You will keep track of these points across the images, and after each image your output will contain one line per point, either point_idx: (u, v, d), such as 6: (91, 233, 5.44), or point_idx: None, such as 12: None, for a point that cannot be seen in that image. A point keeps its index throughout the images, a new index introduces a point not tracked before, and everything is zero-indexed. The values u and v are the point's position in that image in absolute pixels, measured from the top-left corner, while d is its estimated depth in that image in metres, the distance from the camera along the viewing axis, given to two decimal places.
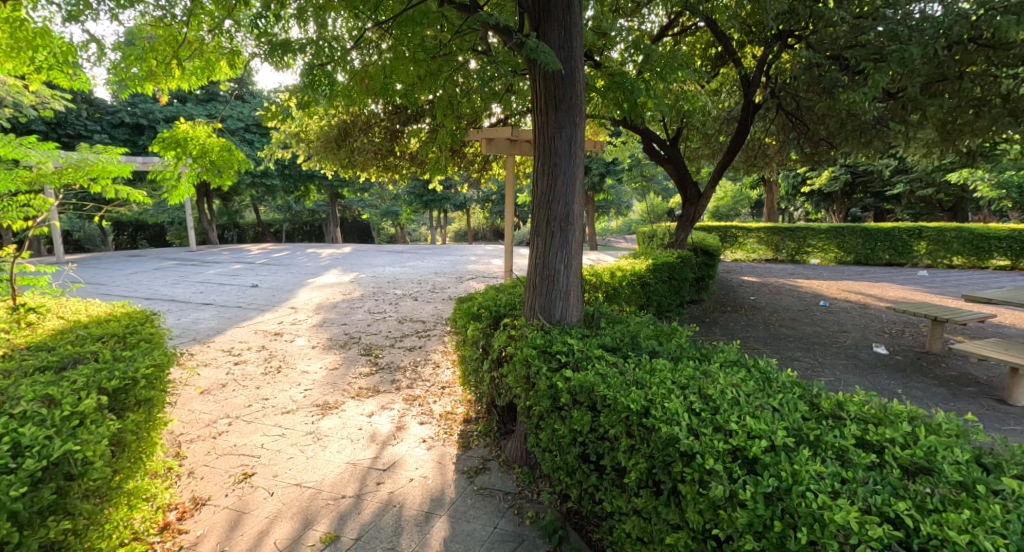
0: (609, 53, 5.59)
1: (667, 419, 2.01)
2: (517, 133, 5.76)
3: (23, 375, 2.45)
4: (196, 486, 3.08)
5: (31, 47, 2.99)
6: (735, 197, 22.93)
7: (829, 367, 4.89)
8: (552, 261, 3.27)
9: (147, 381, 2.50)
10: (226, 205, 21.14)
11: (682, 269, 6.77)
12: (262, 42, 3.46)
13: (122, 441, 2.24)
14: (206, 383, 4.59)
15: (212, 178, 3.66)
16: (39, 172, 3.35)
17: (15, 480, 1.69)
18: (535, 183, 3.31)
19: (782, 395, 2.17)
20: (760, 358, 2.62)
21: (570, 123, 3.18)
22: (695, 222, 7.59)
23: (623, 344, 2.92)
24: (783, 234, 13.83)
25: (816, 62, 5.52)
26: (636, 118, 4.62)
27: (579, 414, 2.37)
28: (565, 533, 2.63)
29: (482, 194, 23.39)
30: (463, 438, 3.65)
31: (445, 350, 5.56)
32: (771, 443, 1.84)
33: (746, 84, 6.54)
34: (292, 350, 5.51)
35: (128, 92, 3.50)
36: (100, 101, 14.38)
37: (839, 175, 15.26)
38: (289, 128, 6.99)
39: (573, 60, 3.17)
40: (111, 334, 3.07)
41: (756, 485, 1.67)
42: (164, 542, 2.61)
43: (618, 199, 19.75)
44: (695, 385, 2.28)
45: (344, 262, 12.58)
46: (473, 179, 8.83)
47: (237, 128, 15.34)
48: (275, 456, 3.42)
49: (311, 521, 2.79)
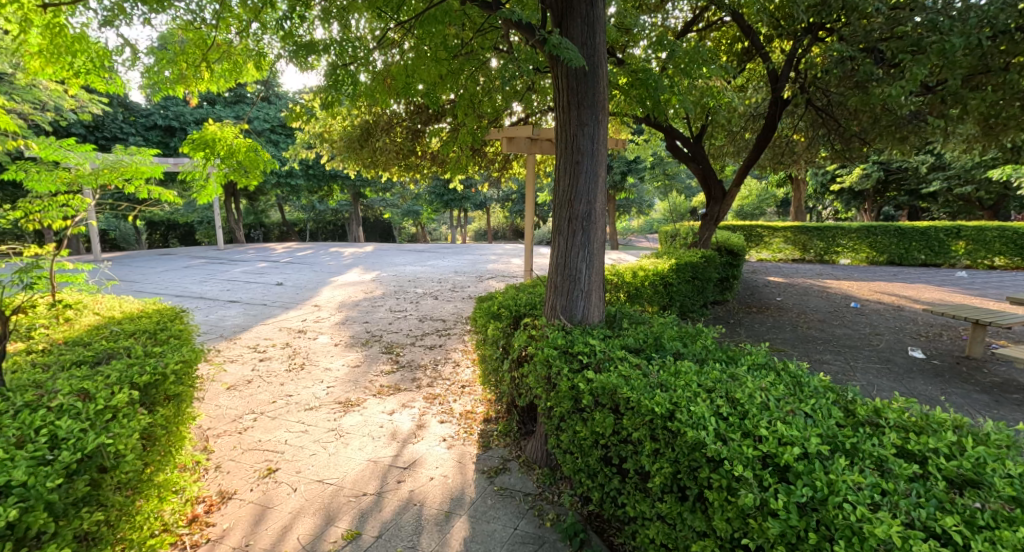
0: (632, 51, 5.54)
1: (693, 424, 1.95)
2: (537, 132, 5.70)
3: (59, 370, 2.51)
4: (222, 480, 3.12)
5: (69, 53, 3.06)
6: (760, 196, 22.49)
7: (861, 372, 4.74)
8: (574, 260, 3.23)
9: (176, 377, 2.54)
10: (252, 206, 21.57)
11: (705, 269, 6.64)
12: (288, 43, 3.51)
13: (153, 434, 2.27)
14: (232, 379, 4.67)
15: (239, 179, 3.72)
16: (78, 173, 3.39)
17: (51, 471, 1.71)
18: (557, 182, 3.27)
19: (814, 400, 2.09)
20: (790, 360, 2.54)
21: (593, 121, 3.13)
22: (719, 222, 7.43)
23: (646, 346, 2.86)
24: (811, 234, 13.49)
25: (849, 55, 5.32)
26: (659, 116, 4.54)
27: (602, 416, 2.32)
28: (587, 536, 2.59)
29: (502, 194, 23.37)
30: (483, 438, 3.62)
31: (465, 349, 5.55)
32: (804, 451, 1.77)
33: (774, 80, 6.37)
34: (315, 348, 5.57)
35: (160, 96, 3.57)
36: (134, 105, 14.80)
37: (870, 172, 14.83)
38: (313, 129, 7.07)
39: (596, 57, 3.12)
40: (142, 329, 3.14)
41: (789, 495, 1.61)
42: (192, 535, 2.65)
43: (640, 198, 19.54)
44: (723, 389, 2.21)
45: (367, 260, 12.65)
46: (493, 179, 8.82)
47: (263, 129, 15.63)
48: (299, 452, 3.45)
49: (332, 517, 2.80)
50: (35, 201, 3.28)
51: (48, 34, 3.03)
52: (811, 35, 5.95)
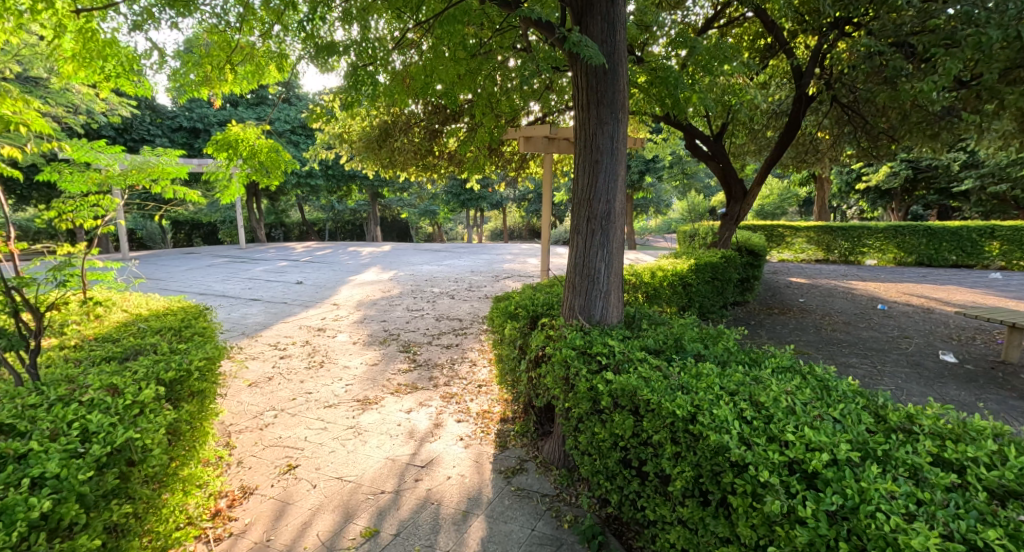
0: (651, 48, 5.46)
1: (716, 427, 1.91)
2: (555, 130, 5.68)
3: (90, 365, 2.58)
4: (244, 475, 3.16)
5: (101, 57, 3.13)
6: (782, 195, 22.10)
7: (889, 376, 4.63)
8: (592, 260, 3.20)
9: (200, 373, 2.58)
10: (273, 206, 21.88)
11: (726, 269, 6.54)
12: (309, 44, 3.54)
13: (178, 429, 2.31)
14: (254, 376, 4.73)
15: (261, 179, 3.75)
16: (108, 173, 3.43)
17: (83, 464, 1.73)
18: (576, 181, 3.24)
19: (843, 405, 2.04)
20: (816, 364, 2.47)
21: (613, 119, 3.09)
22: (740, 221, 7.31)
23: (666, 347, 2.82)
24: (835, 233, 13.23)
25: (878, 50, 5.17)
26: (679, 114, 4.48)
27: (621, 418, 2.29)
28: (605, 539, 2.55)
29: (519, 194, 23.35)
30: (500, 437, 3.61)
31: (482, 349, 5.53)
32: (832, 457, 1.72)
33: (798, 76, 6.25)
34: (334, 346, 5.62)
35: (186, 98, 3.63)
36: (161, 107, 15.14)
37: (898, 170, 14.43)
38: (332, 130, 7.14)
39: (616, 54, 3.09)
40: (168, 327, 3.18)
41: (818, 502, 1.57)
42: (215, 528, 2.69)
43: (658, 197, 19.34)
44: (746, 391, 2.17)
45: (385, 259, 12.73)
46: (510, 178, 8.80)
47: (284, 130, 15.87)
48: (318, 449, 3.48)
49: (351, 515, 2.81)
50: (67, 202, 3.35)
51: (80, 39, 3.09)
52: (837, 31, 5.83)
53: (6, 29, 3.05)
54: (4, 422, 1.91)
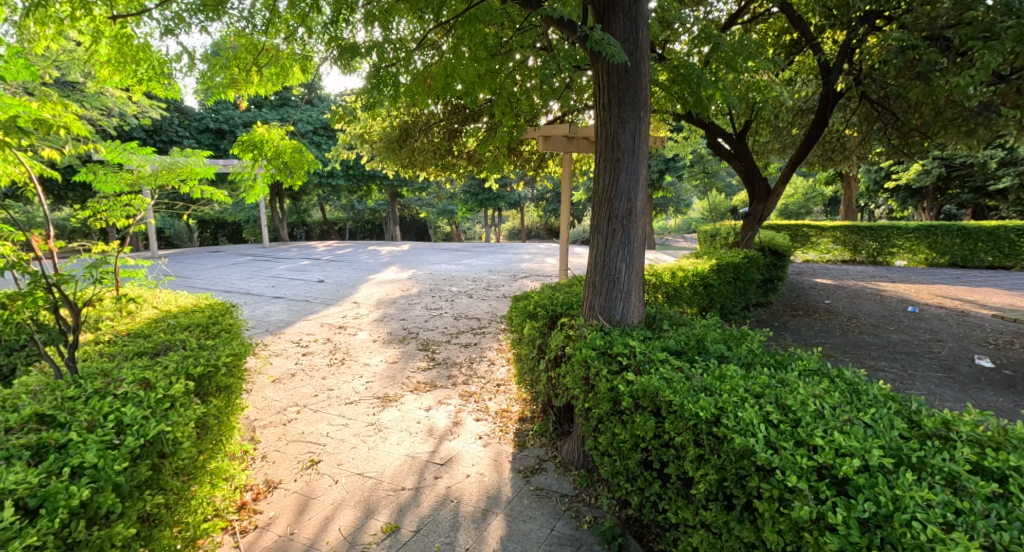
0: (672, 46, 5.43)
1: (741, 430, 1.88)
2: (575, 129, 5.64)
3: (123, 359, 2.65)
4: (268, 470, 3.21)
5: (135, 62, 3.22)
6: (806, 194, 21.64)
7: (921, 381, 4.50)
8: (613, 260, 3.17)
9: (227, 369, 2.62)
10: (295, 205, 22.22)
11: (748, 269, 6.43)
12: (332, 46, 3.57)
13: (207, 423, 2.36)
14: (277, 372, 4.81)
15: (284, 179, 3.81)
16: (140, 174, 3.50)
17: (118, 455, 1.76)
18: (597, 180, 3.21)
19: (875, 409, 1.98)
20: (845, 367, 2.40)
21: (635, 117, 3.06)
22: (763, 221, 7.18)
23: (689, 348, 2.78)
24: (863, 234, 12.91)
25: (911, 44, 5.02)
26: (702, 112, 4.41)
27: (642, 420, 2.27)
28: (625, 541, 2.54)
29: (537, 193, 23.36)
30: (519, 437, 3.61)
31: (500, 349, 5.53)
32: (864, 463, 1.68)
33: (825, 72, 6.11)
34: (355, 344, 5.68)
35: (213, 100, 3.69)
36: (189, 109, 15.51)
37: (929, 168, 14.01)
38: (354, 130, 7.21)
39: (638, 52, 3.05)
40: (196, 323, 3.25)
41: (850, 510, 1.53)
42: (240, 521, 2.73)
43: (678, 196, 19.14)
44: (772, 394, 2.12)
45: (405, 259, 12.81)
46: (529, 177, 8.78)
47: (307, 131, 16.10)
48: (340, 444, 3.52)
49: (372, 511, 2.83)
50: (101, 201, 3.43)
51: (115, 45, 3.17)
52: (867, 24, 5.70)
53: (46, 37, 3.14)
54: (45, 413, 1.97)
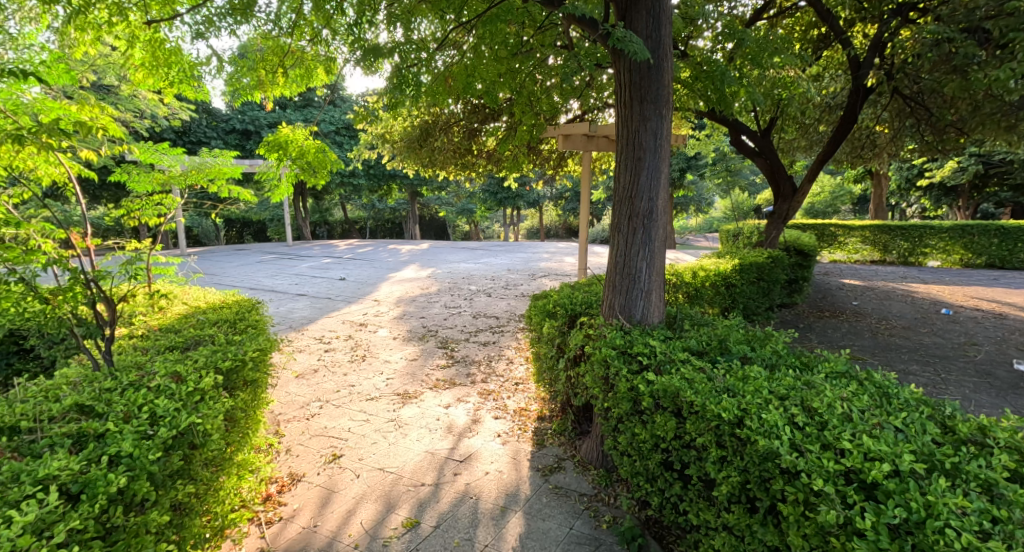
0: (694, 42, 5.36)
1: (766, 432, 1.85)
2: (595, 128, 5.58)
3: (156, 353, 2.73)
4: (292, 463, 3.28)
5: (166, 66, 3.30)
6: (834, 193, 21.05)
7: (955, 385, 4.38)
8: (633, 259, 3.15)
9: (254, 363, 2.69)
10: (318, 205, 22.52)
11: (772, 269, 6.33)
12: (355, 47, 3.61)
13: (234, 416, 2.42)
14: (301, 368, 4.90)
15: (308, 179, 3.86)
16: (171, 174, 3.58)
17: (152, 445, 1.82)
18: (617, 178, 3.19)
19: (906, 414, 1.93)
20: (875, 370, 2.34)
21: (657, 115, 3.03)
22: (788, 220, 7.05)
23: (711, 349, 2.74)
24: (894, 233, 12.59)
25: (949, 36, 4.87)
26: (726, 109, 4.34)
27: (663, 420, 2.26)
28: (645, 541, 2.52)
29: (556, 192, 23.34)
30: (538, 435, 3.62)
31: (519, 347, 5.53)
32: (894, 469, 1.64)
33: (855, 66, 5.94)
34: (375, 341, 5.75)
35: (240, 101, 3.77)
36: (217, 111, 15.88)
37: (966, 165, 13.53)
38: (375, 130, 7.29)
39: (661, 50, 3.03)
40: (224, 319, 3.33)
41: (879, 515, 1.50)
42: (266, 512, 2.80)
43: (699, 195, 18.87)
44: (798, 396, 2.09)
45: (425, 257, 12.91)
46: (548, 176, 8.77)
47: (330, 131, 16.31)
48: (361, 440, 3.57)
49: (392, 505, 2.87)
50: (134, 200, 3.51)
51: (149, 50, 3.26)
52: (900, 18, 5.55)
53: (84, 43, 3.23)
54: (85, 403, 2.05)
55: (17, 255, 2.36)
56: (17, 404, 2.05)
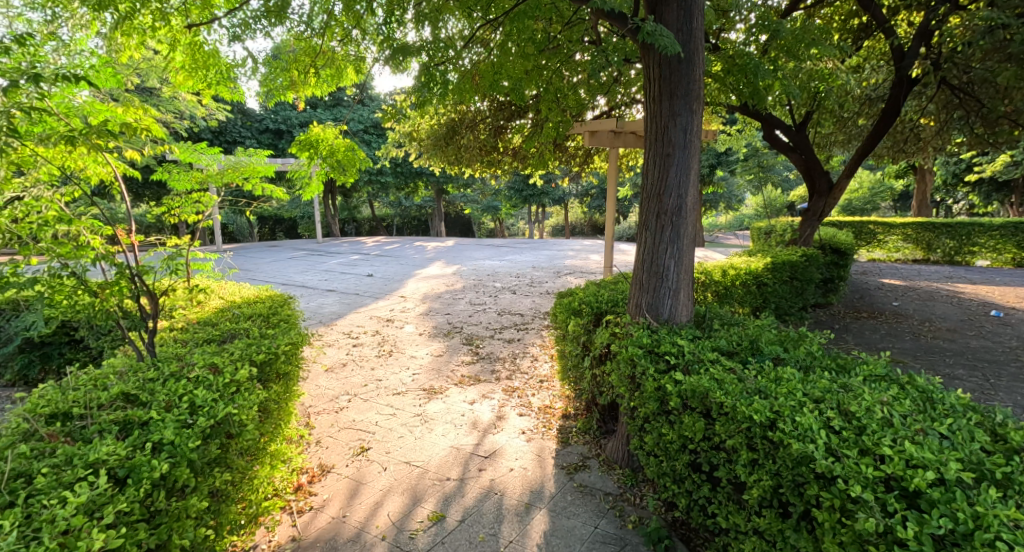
0: (726, 35, 5.24)
1: (799, 435, 1.81)
2: (622, 124, 5.53)
3: (194, 346, 2.82)
4: (322, 454, 3.35)
5: (204, 68, 3.39)
6: (874, 189, 20.22)
7: (1005, 391, 4.19)
8: (661, 257, 3.11)
9: (286, 357, 2.75)
10: (347, 202, 22.89)
11: (806, 268, 6.16)
12: (385, 47, 3.65)
13: (268, 408, 2.49)
14: (330, 362, 4.99)
15: (338, 177, 3.92)
16: (208, 173, 3.67)
17: (192, 434, 1.88)
18: (645, 174, 3.15)
19: (951, 420, 1.86)
20: (917, 374, 2.26)
21: (687, 110, 2.98)
22: (823, 217, 6.84)
23: (741, 349, 2.68)
24: (939, 231, 12.13)
25: (1002, 23, 4.63)
26: (759, 103, 4.24)
27: (691, 421, 2.22)
28: (672, 543, 2.49)
29: (582, 189, 23.23)
30: (563, 433, 3.61)
31: (544, 345, 5.53)
32: (939, 477, 1.58)
33: (898, 58, 5.78)
34: (402, 337, 5.81)
35: (273, 101, 3.86)
36: (251, 111, 16.30)
37: (1018, 160, 12.91)
38: (403, 128, 7.36)
39: (692, 43, 2.97)
40: (257, 313, 3.42)
41: (922, 525, 1.45)
42: (297, 502, 2.86)
43: (729, 192, 18.51)
44: (834, 399, 2.03)
45: (450, 254, 12.98)
46: (574, 174, 8.72)
47: (359, 129, 16.56)
48: (388, 433, 3.62)
49: (419, 498, 2.90)
50: (174, 198, 3.62)
51: (189, 53, 3.36)
52: (947, 5, 5.31)
53: (128, 48, 3.35)
54: (130, 393, 2.13)
55: (69, 250, 2.45)
56: (68, 391, 2.14)
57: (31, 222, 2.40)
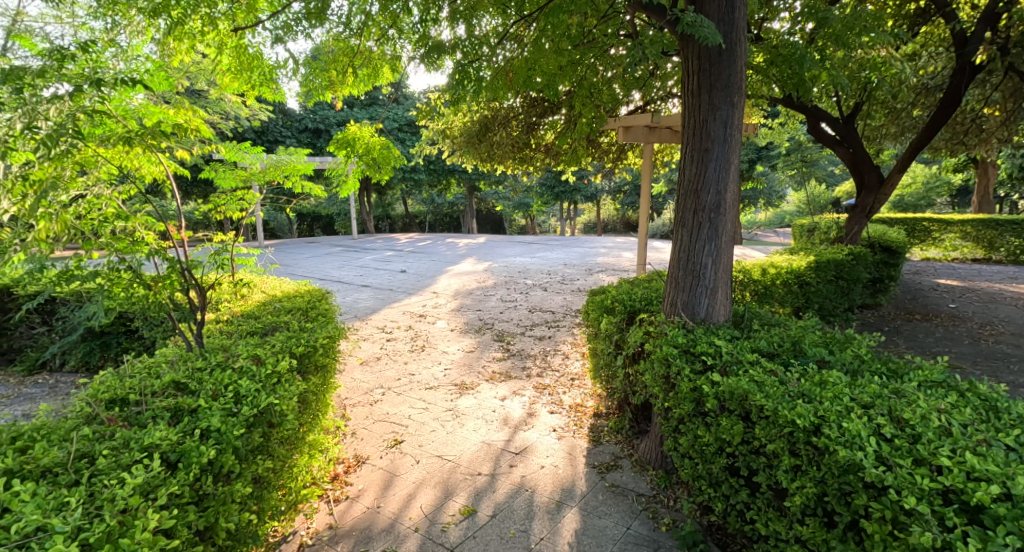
0: (769, 25, 5.07)
1: (846, 442, 1.73)
2: (657, 119, 5.44)
3: (238, 337, 2.91)
4: (357, 445, 3.41)
5: (248, 70, 3.49)
6: (926, 184, 19.34)
7: None
8: (697, 254, 3.03)
9: (324, 350, 2.81)
10: (383, 200, 23.28)
11: (852, 267, 5.93)
12: (420, 45, 3.66)
13: (306, 400, 2.54)
14: (365, 356, 5.08)
15: (373, 175, 3.97)
16: (252, 171, 3.76)
17: (236, 422, 1.93)
18: (682, 169, 3.08)
19: (1018, 431, 1.75)
20: (978, 380, 2.13)
21: (727, 104, 2.89)
22: (870, 214, 6.55)
23: (783, 351, 2.59)
24: (1002, 228, 11.47)
25: None
26: (805, 95, 4.08)
27: (729, 423, 2.16)
28: (707, 547, 2.43)
29: (616, 185, 22.99)
30: (594, 432, 3.57)
31: (575, 343, 5.48)
32: (1005, 491, 1.48)
33: (960, 43, 5.43)
34: (434, 332, 5.86)
35: (312, 101, 3.95)
36: (291, 111, 16.75)
37: None
38: (436, 126, 7.41)
39: (734, 33, 2.88)
40: (297, 307, 3.50)
41: (985, 542, 1.36)
42: (333, 491, 2.92)
43: (769, 188, 17.98)
44: (884, 405, 1.93)
45: (482, 251, 13.02)
46: (607, 170, 8.62)
47: (394, 128, 16.80)
48: (421, 427, 3.65)
49: (450, 492, 2.92)
50: (220, 196, 3.71)
51: (235, 56, 3.46)
52: None
53: (178, 53, 3.45)
54: (180, 381, 2.21)
55: (125, 245, 2.61)
56: (123, 378, 2.24)
57: (93, 218, 2.52)
